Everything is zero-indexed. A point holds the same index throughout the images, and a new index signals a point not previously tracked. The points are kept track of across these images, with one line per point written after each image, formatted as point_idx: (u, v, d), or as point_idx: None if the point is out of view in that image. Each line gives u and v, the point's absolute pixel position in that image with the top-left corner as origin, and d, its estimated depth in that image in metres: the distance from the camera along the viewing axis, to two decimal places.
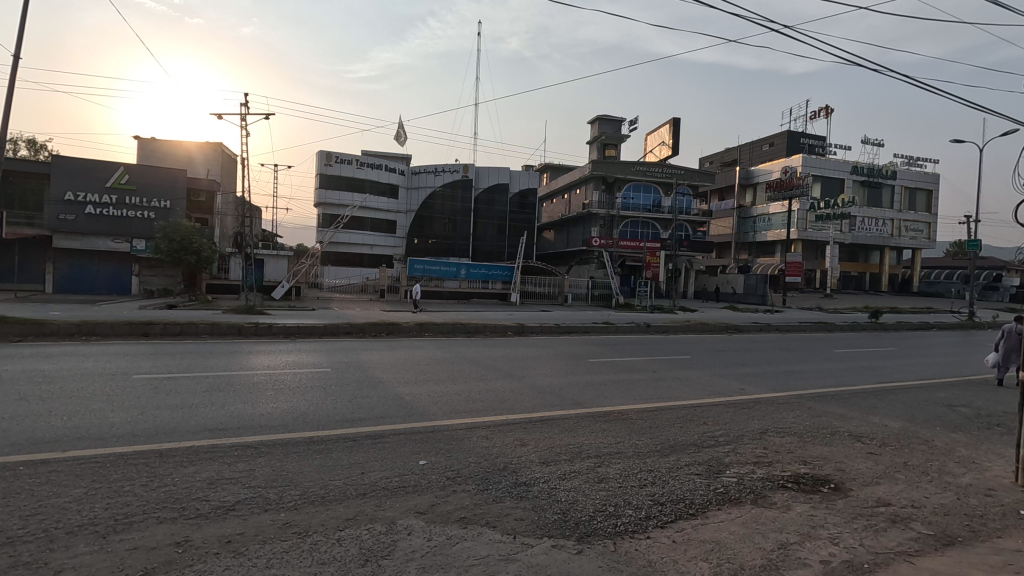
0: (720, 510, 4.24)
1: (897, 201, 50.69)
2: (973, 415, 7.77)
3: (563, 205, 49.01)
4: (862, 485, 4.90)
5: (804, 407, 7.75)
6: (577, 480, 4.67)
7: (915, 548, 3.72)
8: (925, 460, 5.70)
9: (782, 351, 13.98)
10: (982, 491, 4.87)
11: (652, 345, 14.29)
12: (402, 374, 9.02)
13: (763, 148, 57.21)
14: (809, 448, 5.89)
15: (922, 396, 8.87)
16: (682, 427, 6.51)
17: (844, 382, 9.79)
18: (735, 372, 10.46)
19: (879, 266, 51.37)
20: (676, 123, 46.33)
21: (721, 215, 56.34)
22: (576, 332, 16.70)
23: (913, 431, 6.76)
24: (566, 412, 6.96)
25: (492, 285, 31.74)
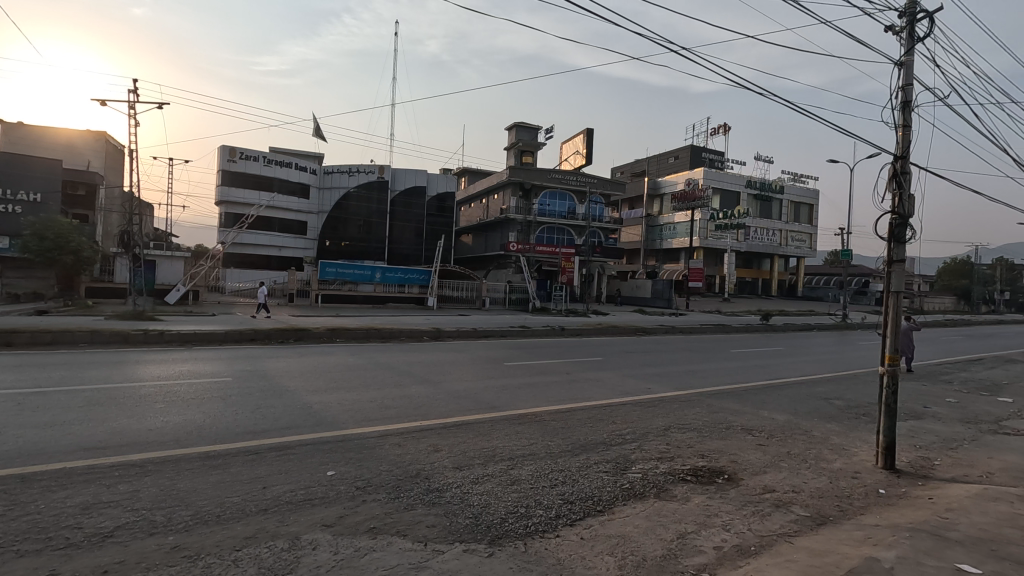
0: (627, 505, 4.44)
1: (784, 214, 55.63)
2: (843, 406, 8.68)
3: (481, 209, 49.21)
4: (752, 474, 5.33)
5: (704, 405, 8.28)
6: (489, 484, 4.70)
7: (795, 529, 4.10)
8: (804, 448, 6.31)
9: (685, 351, 14.93)
10: (850, 474, 5.47)
11: (567, 347, 14.72)
12: (312, 382, 8.59)
13: (668, 161, 60.78)
14: (706, 442, 6.32)
15: (804, 390, 9.79)
16: (593, 427, 6.74)
17: (737, 380, 10.60)
18: (642, 372, 10.99)
19: (769, 273, 56.02)
20: (590, 133, 48.08)
21: (631, 223, 59.00)
22: (493, 336, 16.82)
23: (795, 423, 7.46)
24: (481, 416, 6.97)
25: (408, 289, 31.19)
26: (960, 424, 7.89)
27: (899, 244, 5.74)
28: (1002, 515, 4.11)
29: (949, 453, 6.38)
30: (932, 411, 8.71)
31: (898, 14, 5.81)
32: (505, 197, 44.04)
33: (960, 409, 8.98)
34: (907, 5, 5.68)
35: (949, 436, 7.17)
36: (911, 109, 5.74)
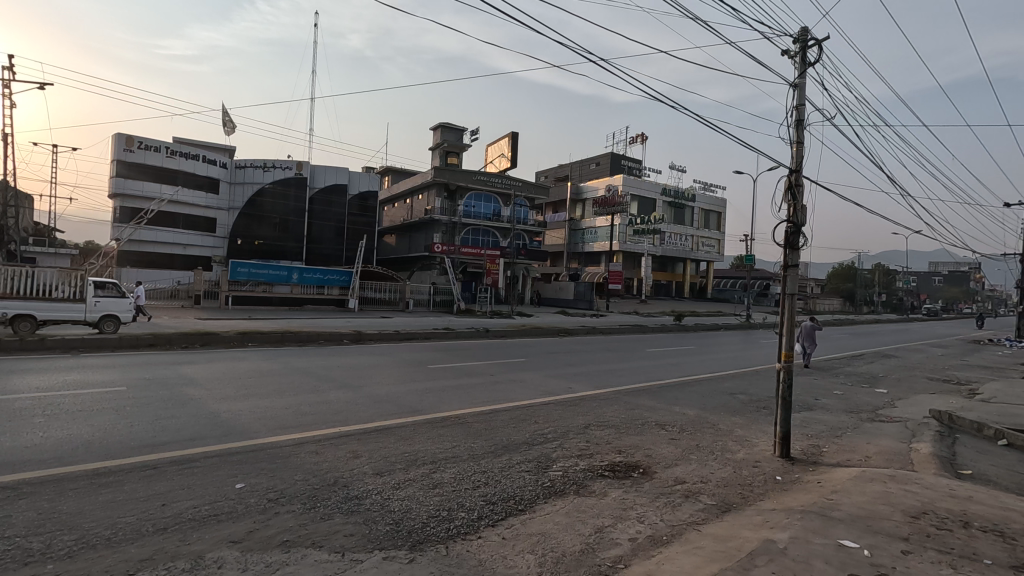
0: (547, 503, 4.52)
1: (696, 221, 59.04)
2: (747, 400, 9.34)
3: (405, 209, 48.33)
4: (664, 467, 5.62)
5: (622, 402, 8.62)
6: (411, 488, 4.63)
7: (701, 517, 4.37)
8: (712, 441, 6.73)
9: (605, 351, 15.47)
10: (751, 464, 5.89)
11: (491, 348, 14.80)
12: (219, 390, 8.03)
13: (590, 167, 62.74)
14: (623, 438, 6.58)
15: (712, 386, 10.45)
16: (516, 427, 6.82)
17: (652, 377, 11.13)
18: (564, 372, 11.27)
19: (683, 276, 59.22)
20: (515, 137, 48.64)
21: (555, 226, 60.25)
22: (416, 338, 16.59)
23: (704, 417, 7.94)
24: (403, 420, 6.85)
25: (328, 291, 30.03)
26: (845, 413, 8.74)
27: (793, 250, 6.26)
28: (878, 494, 4.59)
29: (835, 440, 7.04)
30: (822, 402, 9.58)
31: (793, 40, 6.35)
32: (429, 198, 43.52)
33: (844, 400, 9.95)
34: (800, 32, 6.22)
35: (836, 425, 7.91)
36: (803, 128, 6.29)
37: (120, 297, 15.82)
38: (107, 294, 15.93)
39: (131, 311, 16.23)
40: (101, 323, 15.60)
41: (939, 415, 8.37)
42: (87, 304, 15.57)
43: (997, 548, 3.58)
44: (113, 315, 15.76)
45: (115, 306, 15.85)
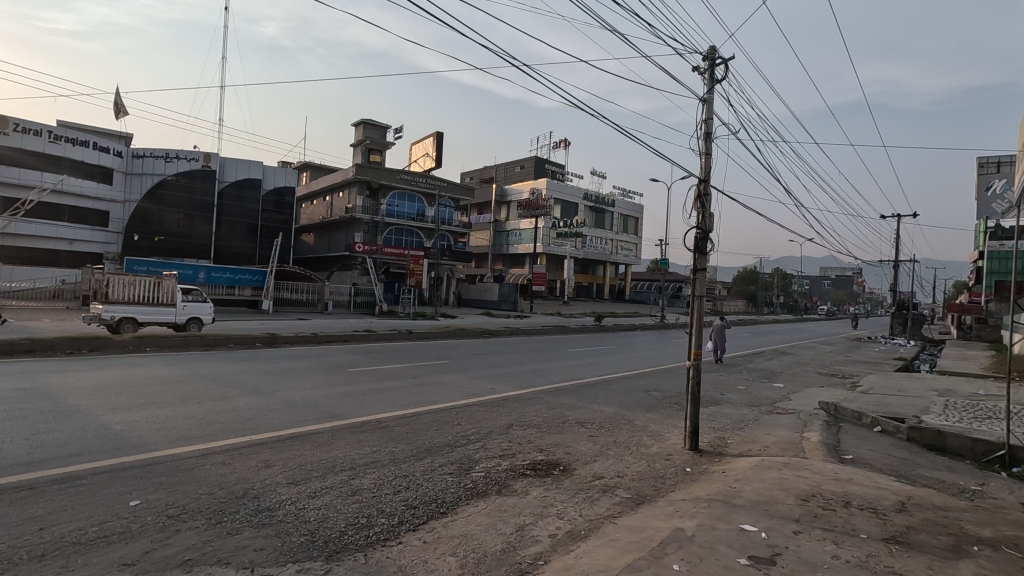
0: (468, 505, 4.52)
1: (615, 225, 61.33)
2: (660, 397, 9.82)
3: (324, 207, 46.48)
4: (583, 464, 5.79)
5: (543, 402, 8.78)
6: (328, 497, 4.46)
7: (617, 510, 4.55)
8: (628, 437, 7.01)
9: (528, 352, 15.67)
10: (664, 457, 6.21)
11: (413, 350, 14.56)
12: (108, 400, 7.32)
13: (515, 170, 63.42)
14: (545, 437, 6.71)
15: (629, 384, 10.89)
16: (438, 430, 6.76)
17: (573, 377, 11.43)
18: (488, 373, 11.30)
19: (603, 278, 61.30)
20: (439, 137, 48.22)
21: (479, 228, 60.33)
22: (336, 341, 15.98)
23: (621, 414, 8.27)
24: (320, 426, 6.59)
25: (239, 291, 28.31)
26: (746, 407, 9.42)
27: (702, 254, 6.67)
28: (774, 481, 4.99)
29: (738, 432, 7.58)
30: (727, 396, 10.28)
31: (702, 57, 6.77)
32: (350, 195, 42.16)
33: (746, 394, 10.73)
34: (709, 50, 6.64)
35: (738, 418, 8.51)
36: (711, 140, 6.72)
37: (206, 301, 17.10)
38: (193, 299, 17.21)
39: (212, 313, 17.53)
40: (187, 324, 16.85)
41: (826, 406, 9.25)
42: (177, 307, 16.57)
43: (872, 523, 4.01)
44: (199, 316, 17.03)
45: (201, 310, 17.08)
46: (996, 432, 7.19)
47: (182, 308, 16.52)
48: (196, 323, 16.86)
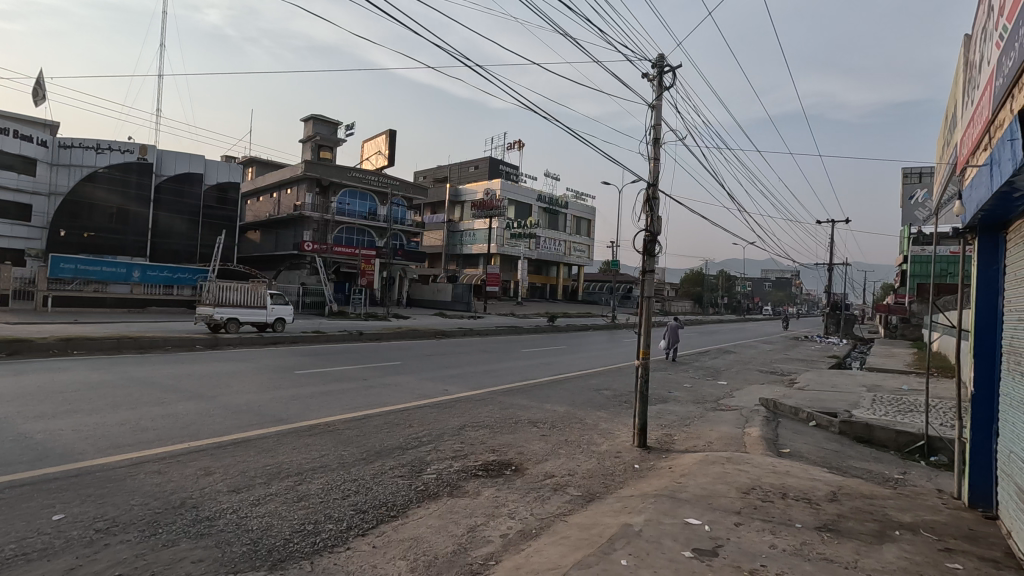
0: (419, 507, 4.48)
1: (568, 227, 62.14)
2: (611, 395, 10.03)
3: (271, 204, 44.88)
4: (535, 463, 5.83)
5: (496, 402, 8.79)
6: (273, 504, 4.32)
7: (568, 508, 4.61)
8: (578, 435, 7.12)
9: (481, 352, 15.65)
10: (614, 454, 6.34)
11: (364, 352, 14.29)
12: (30, 408, 6.82)
13: (469, 170, 63.20)
14: (497, 437, 6.73)
15: (581, 384, 11.04)
16: (389, 432, 6.66)
17: (525, 377, 11.49)
18: (440, 374, 11.21)
19: (556, 279, 61.91)
20: (392, 135, 47.49)
21: (433, 228, 59.80)
22: (282, 343, 15.46)
23: (573, 413, 8.38)
24: (264, 430, 6.36)
25: (177, 291, 26.95)
26: (693, 404, 9.75)
27: (650, 256, 6.85)
28: (717, 475, 5.18)
29: (684, 429, 7.83)
30: (674, 394, 10.59)
31: (651, 64, 6.95)
32: (299, 192, 40.91)
33: (692, 392, 11.10)
34: (658, 58, 6.83)
35: (685, 415, 8.79)
36: (659, 145, 6.91)
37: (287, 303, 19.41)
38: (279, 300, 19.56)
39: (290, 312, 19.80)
40: (274, 322, 19.22)
41: (766, 403, 9.68)
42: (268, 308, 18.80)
43: (806, 513, 4.23)
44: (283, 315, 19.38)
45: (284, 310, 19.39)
46: (917, 424, 7.73)
47: (272, 310, 18.99)
48: (281, 323, 19.56)
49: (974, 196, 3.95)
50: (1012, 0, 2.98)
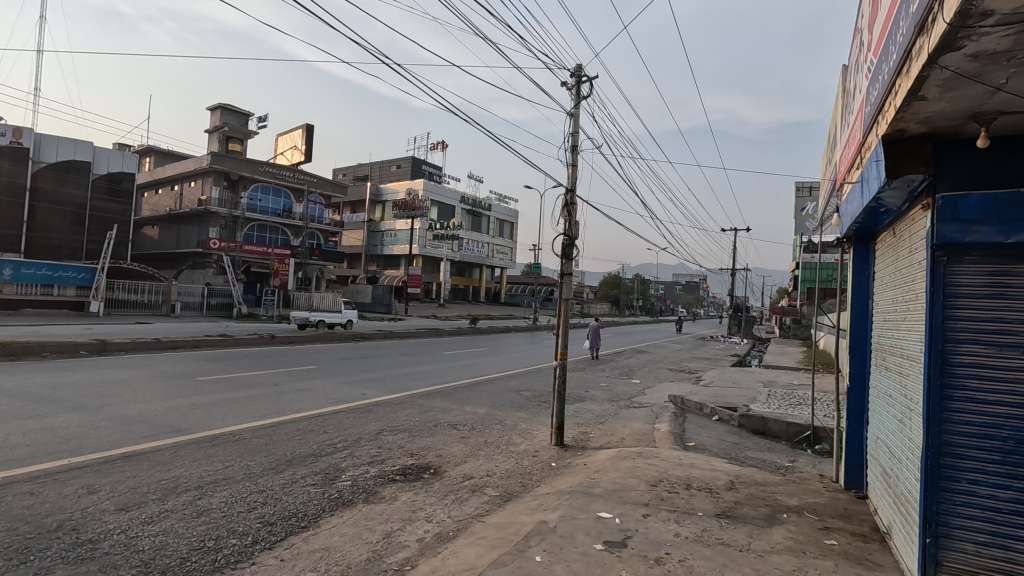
0: (332, 516, 4.32)
1: (491, 229, 62.42)
2: (530, 396, 10.19)
3: (171, 197, 41.52)
4: (454, 465, 5.82)
5: (415, 405, 8.67)
6: (168, 521, 4.01)
7: (485, 509, 4.64)
8: (497, 436, 7.17)
9: (402, 355, 15.39)
10: (531, 453, 6.46)
11: (277, 356, 13.60)
12: None
13: (390, 169, 61.84)
14: (416, 441, 6.64)
15: (501, 386, 11.12)
16: (301, 439, 6.38)
17: (446, 379, 11.42)
18: (357, 378, 10.88)
19: (479, 281, 61.92)
20: (309, 130, 45.55)
21: (352, 227, 57.96)
22: (184, 347, 14.38)
23: (493, 414, 8.43)
24: (161, 442, 5.88)
25: (59, 291, 24.28)
26: (608, 402, 10.14)
27: (569, 260, 7.05)
28: (628, 469, 5.42)
29: (599, 426, 8.12)
30: (590, 393, 10.94)
31: (570, 73, 7.17)
32: (204, 186, 38.19)
33: (607, 391, 11.52)
34: (576, 68, 7.05)
35: (600, 413, 9.11)
36: (577, 152, 7.14)
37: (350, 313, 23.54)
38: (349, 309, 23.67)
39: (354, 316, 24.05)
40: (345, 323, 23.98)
41: (675, 399, 10.28)
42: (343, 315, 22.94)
43: (707, 501, 4.52)
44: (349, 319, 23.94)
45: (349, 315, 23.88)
46: (804, 416, 8.51)
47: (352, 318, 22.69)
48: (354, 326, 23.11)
49: (850, 210, 4.41)
50: (880, 34, 3.34)
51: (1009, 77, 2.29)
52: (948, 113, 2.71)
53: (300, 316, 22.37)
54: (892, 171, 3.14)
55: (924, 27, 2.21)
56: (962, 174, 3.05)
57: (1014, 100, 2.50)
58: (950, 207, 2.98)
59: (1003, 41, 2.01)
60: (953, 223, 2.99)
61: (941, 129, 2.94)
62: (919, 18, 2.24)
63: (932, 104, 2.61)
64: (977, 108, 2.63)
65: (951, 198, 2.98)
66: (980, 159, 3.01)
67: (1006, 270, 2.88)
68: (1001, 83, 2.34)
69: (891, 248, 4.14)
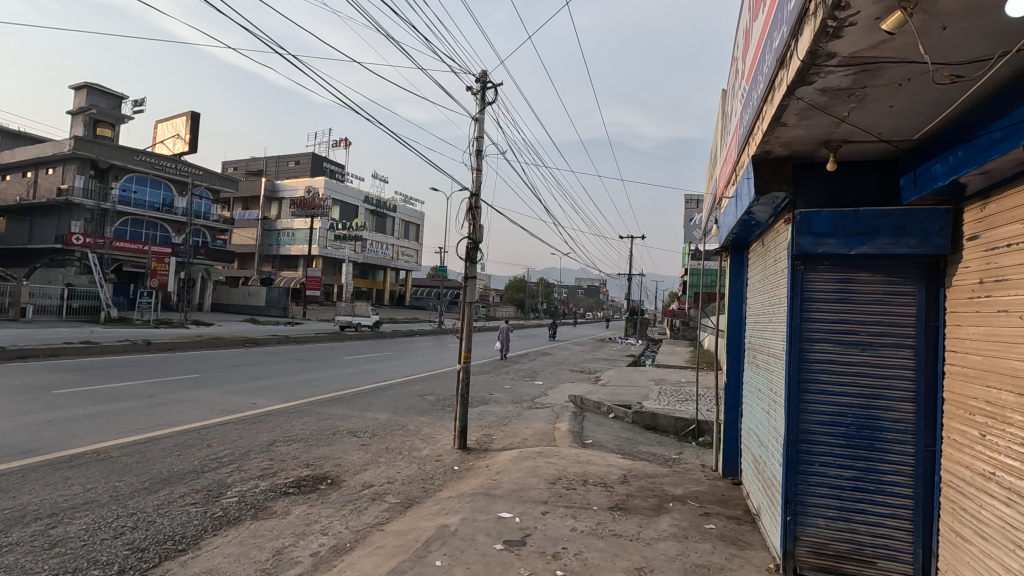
0: (216, 535, 4.01)
1: (396, 231, 61.07)
2: (434, 401, 10.09)
3: (22, 185, 36.28)
4: (353, 474, 5.62)
5: (311, 413, 8.26)
6: (12, 555, 3.50)
7: (385, 517, 4.53)
8: (400, 442, 7.05)
9: (297, 361, 14.59)
10: (434, 458, 6.41)
11: (153, 364, 12.33)
12: None
13: (288, 165, 58.56)
14: (312, 451, 6.33)
15: (405, 390, 10.93)
16: (180, 455, 5.84)
17: (345, 386, 10.99)
18: (246, 387, 10.13)
19: (383, 283, 60.20)
20: (195, 118, 41.95)
21: (244, 225, 54.11)
22: (37, 357, 12.59)
23: (395, 420, 8.26)
24: (3, 467, 5.11)
25: None
26: (512, 404, 10.32)
27: (473, 264, 7.09)
28: (529, 469, 5.54)
29: (502, 428, 8.23)
30: (494, 396, 11.07)
31: (475, 79, 7.22)
32: (64, 174, 33.77)
33: (510, 393, 11.71)
34: (481, 74, 7.12)
35: (504, 415, 9.23)
36: (481, 157, 7.21)
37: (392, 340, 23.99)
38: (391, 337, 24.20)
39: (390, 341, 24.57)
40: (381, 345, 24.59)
41: (574, 400, 10.67)
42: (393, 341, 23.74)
43: (602, 496, 4.74)
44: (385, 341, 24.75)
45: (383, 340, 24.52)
46: (690, 411, 9.21)
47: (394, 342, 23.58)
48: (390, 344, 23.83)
49: (726, 222, 4.85)
50: (751, 63, 3.71)
51: (852, 110, 2.63)
52: (805, 139, 3.07)
53: (183, 325, 20.69)
54: (760, 188, 3.49)
55: (784, 61, 2.47)
56: (815, 192, 3.45)
57: (856, 131, 2.88)
58: (807, 221, 3.35)
59: (846, 79, 2.31)
60: (808, 236, 3.36)
61: (799, 153, 3.31)
62: (780, 52, 2.51)
63: (791, 130, 2.93)
64: (827, 135, 2.99)
65: (808, 213, 3.36)
66: (829, 180, 3.43)
67: (849, 276, 3.31)
68: (844, 115, 2.69)
69: (760, 258, 4.59)
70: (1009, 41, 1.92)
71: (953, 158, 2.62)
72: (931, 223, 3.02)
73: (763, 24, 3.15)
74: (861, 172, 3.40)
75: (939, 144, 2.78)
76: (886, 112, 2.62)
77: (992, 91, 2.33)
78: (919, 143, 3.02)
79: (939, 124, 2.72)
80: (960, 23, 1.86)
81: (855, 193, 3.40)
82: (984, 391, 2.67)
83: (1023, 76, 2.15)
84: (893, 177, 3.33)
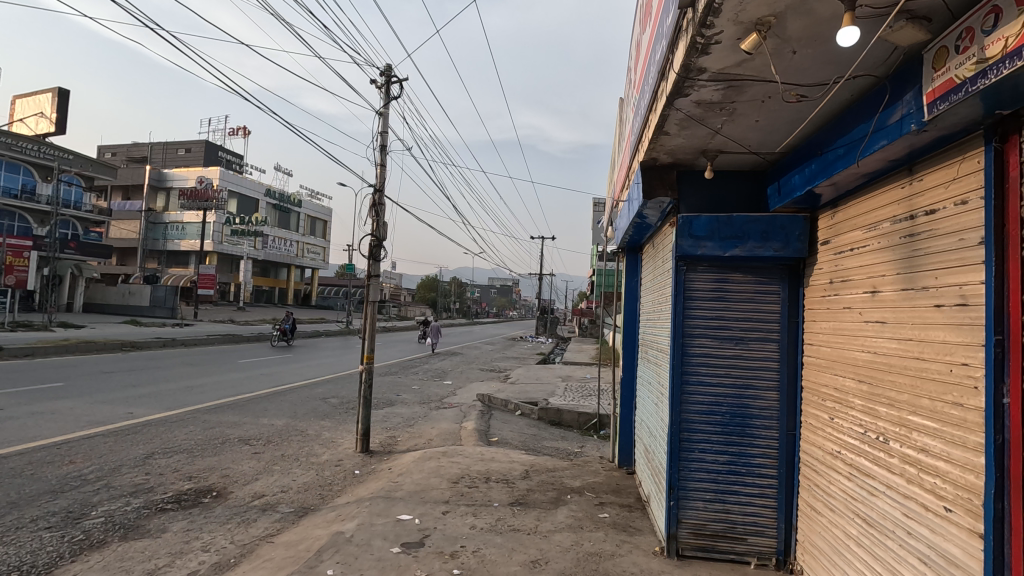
0: (75, 561, 3.60)
1: (302, 227, 58.13)
2: (337, 403, 9.76)
3: None
4: (242, 485, 5.26)
5: (196, 422, 7.63)
6: None
7: (275, 528, 4.29)
8: (297, 448, 6.69)
9: (184, 366, 13.41)
10: (334, 463, 6.16)
11: (8, 372, 10.86)
12: None
13: (177, 153, 53.85)
14: (196, 462, 5.86)
15: (306, 394, 10.46)
16: (33, 474, 5.16)
17: (238, 391, 10.25)
18: (121, 396, 9.16)
19: (287, 282, 57.03)
20: (64, 95, 37.39)
21: (123, 217, 48.97)
22: None
23: (294, 425, 7.86)
24: None
25: None
26: (418, 404, 10.19)
27: (376, 261, 6.90)
28: (432, 469, 5.49)
29: (408, 429, 8.11)
30: (400, 397, 10.86)
31: (380, 72, 7.05)
32: None
33: (417, 393, 11.54)
34: (385, 67, 6.96)
35: (410, 415, 9.12)
36: (386, 152, 7.04)
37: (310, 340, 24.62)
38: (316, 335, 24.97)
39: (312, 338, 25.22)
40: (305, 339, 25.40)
41: (483, 399, 10.68)
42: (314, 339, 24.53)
43: (503, 492, 4.79)
44: None
45: None
46: (592, 406, 9.58)
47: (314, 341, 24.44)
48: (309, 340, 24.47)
49: (621, 225, 5.08)
50: (642, 71, 3.88)
51: (723, 122, 2.84)
52: (685, 148, 3.28)
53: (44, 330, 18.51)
54: (648, 193, 3.70)
55: (664, 73, 2.62)
56: (696, 197, 3.70)
57: (728, 142, 3.13)
58: (687, 225, 3.57)
59: (716, 93, 2.49)
60: (688, 239, 3.58)
61: (681, 161, 3.56)
62: (661, 64, 2.68)
63: (672, 138, 3.12)
64: (704, 145, 3.22)
65: (688, 217, 3.58)
66: (707, 187, 3.70)
67: (724, 277, 3.58)
68: (718, 127, 2.90)
69: (651, 259, 4.84)
70: (847, 67, 2.18)
71: (808, 170, 2.90)
72: (792, 229, 3.37)
73: (650, 37, 3.34)
74: (735, 180, 3.71)
75: (798, 157, 3.07)
76: (753, 126, 2.88)
77: (836, 112, 2.63)
78: (782, 156, 3.33)
79: (795, 140, 3.02)
80: (806, 49, 2.07)
81: (731, 198, 3.69)
82: (832, 378, 3.01)
83: (857, 100, 2.44)
84: (761, 187, 3.65)
